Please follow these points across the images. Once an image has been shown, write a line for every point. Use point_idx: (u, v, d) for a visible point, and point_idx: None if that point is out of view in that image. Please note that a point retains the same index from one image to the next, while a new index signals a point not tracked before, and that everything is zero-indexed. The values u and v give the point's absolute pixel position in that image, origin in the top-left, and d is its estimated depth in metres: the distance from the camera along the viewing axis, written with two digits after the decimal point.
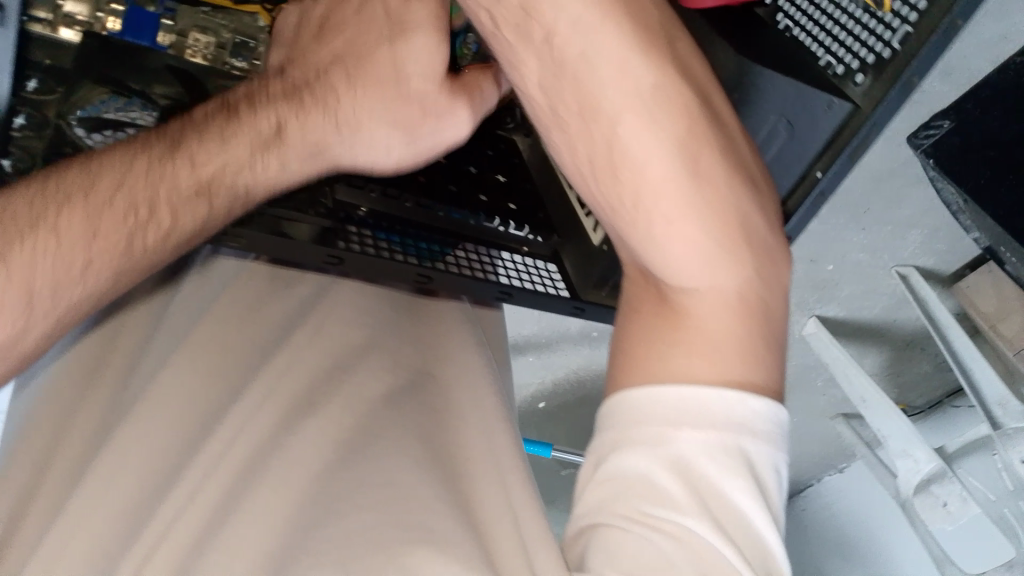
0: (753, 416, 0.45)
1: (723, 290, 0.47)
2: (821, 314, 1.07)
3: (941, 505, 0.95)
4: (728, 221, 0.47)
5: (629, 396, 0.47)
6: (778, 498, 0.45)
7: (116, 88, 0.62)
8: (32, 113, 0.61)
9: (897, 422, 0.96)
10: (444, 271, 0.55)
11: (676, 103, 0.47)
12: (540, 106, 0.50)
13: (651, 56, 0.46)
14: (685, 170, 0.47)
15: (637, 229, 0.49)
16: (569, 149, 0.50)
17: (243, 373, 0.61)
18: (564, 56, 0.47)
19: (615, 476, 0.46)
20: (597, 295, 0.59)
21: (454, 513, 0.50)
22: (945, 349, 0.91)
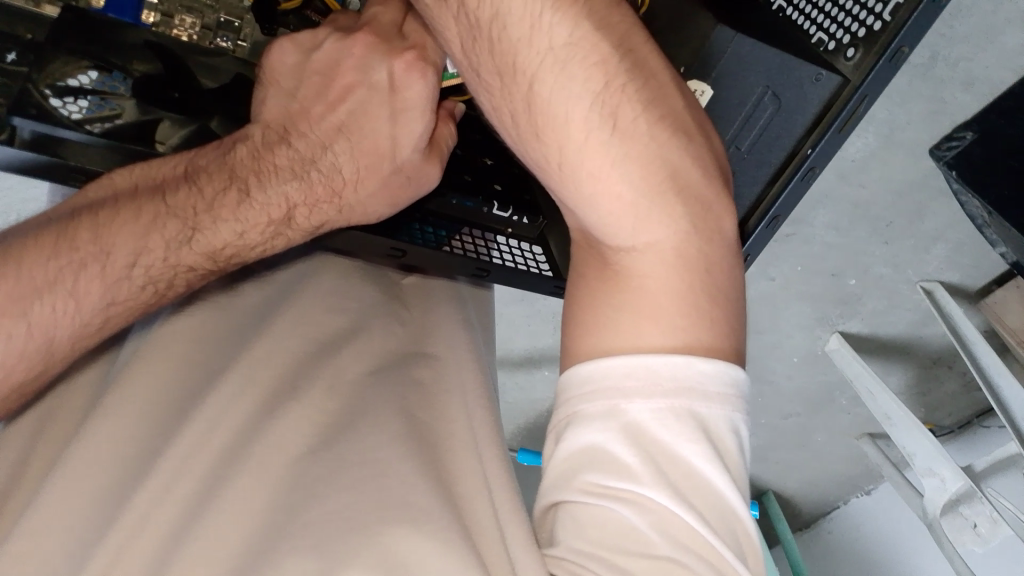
0: (704, 379, 0.44)
1: (657, 246, 0.46)
2: (844, 330, 1.04)
3: (970, 526, 0.91)
4: (655, 173, 0.45)
5: (581, 369, 0.46)
6: (739, 459, 0.44)
7: (94, 61, 0.53)
8: (5, 82, 0.51)
9: (923, 441, 0.94)
10: (420, 245, 0.54)
11: (595, 55, 0.44)
12: (458, 60, 0.47)
13: (566, 11, 0.43)
14: (606, 125, 0.44)
15: (567, 190, 0.46)
16: (491, 105, 0.47)
17: (219, 358, 0.57)
18: (479, 19, 0.44)
19: (573, 452, 0.45)
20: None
21: (437, 494, 0.48)
22: (973, 366, 0.89)
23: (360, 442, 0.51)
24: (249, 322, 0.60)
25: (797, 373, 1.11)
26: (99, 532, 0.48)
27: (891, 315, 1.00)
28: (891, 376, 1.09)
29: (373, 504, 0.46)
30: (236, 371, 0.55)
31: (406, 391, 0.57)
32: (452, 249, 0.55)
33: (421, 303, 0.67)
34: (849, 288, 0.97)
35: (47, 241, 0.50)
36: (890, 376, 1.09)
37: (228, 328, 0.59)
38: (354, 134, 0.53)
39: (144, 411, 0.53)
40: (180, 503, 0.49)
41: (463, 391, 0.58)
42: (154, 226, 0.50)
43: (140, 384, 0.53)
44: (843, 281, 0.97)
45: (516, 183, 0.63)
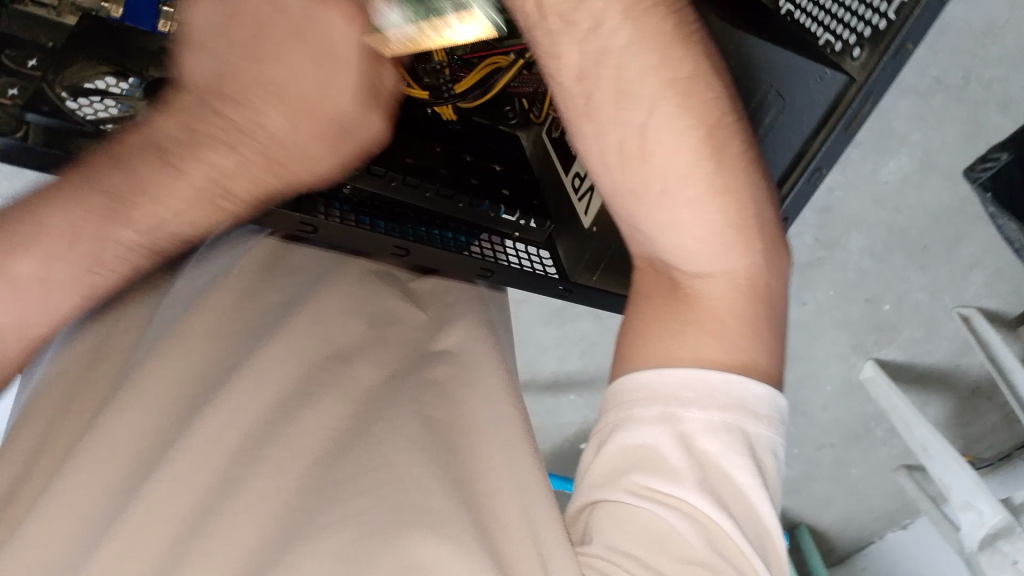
0: (755, 399, 0.45)
1: (730, 273, 0.47)
2: (879, 357, 1.00)
3: (1011, 563, 0.84)
4: (744, 209, 0.47)
5: (637, 376, 0.46)
6: (777, 481, 0.45)
7: (109, 64, 0.54)
8: (26, 86, 0.53)
9: (963, 475, 0.89)
10: (420, 244, 0.55)
11: (705, 92, 0.44)
12: (565, 88, 0.43)
13: (689, 53, 0.43)
14: (710, 159, 0.45)
15: (652, 219, 0.47)
16: (593, 135, 0.45)
17: (237, 357, 0.56)
18: (608, 45, 0.41)
19: (620, 453, 0.45)
20: (590, 280, 0.63)
21: (453, 496, 0.47)
22: (1010, 395, 0.84)
23: (376, 447, 0.50)
24: (268, 318, 0.59)
25: (836, 403, 1.07)
26: (102, 527, 0.45)
27: (929, 341, 0.98)
28: (928, 405, 1.05)
29: (391, 511, 0.45)
30: (251, 364, 0.53)
31: (421, 390, 0.57)
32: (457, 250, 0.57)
33: (438, 307, 0.66)
34: (884, 314, 0.95)
35: (14, 211, 0.47)
36: (927, 405, 1.04)
37: (249, 322, 0.59)
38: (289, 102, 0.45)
39: (160, 402, 0.52)
40: (191, 496, 0.47)
41: (488, 381, 0.57)
42: (82, 207, 0.45)
43: (149, 381, 0.52)
44: (879, 307, 0.94)
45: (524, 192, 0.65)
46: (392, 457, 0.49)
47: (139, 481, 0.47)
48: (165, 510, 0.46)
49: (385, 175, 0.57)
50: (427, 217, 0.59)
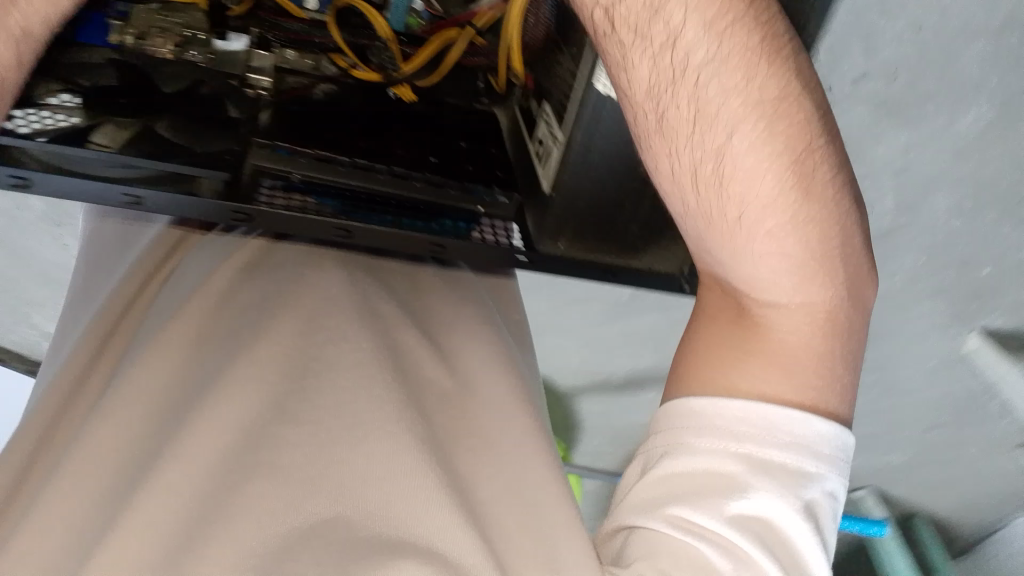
0: (817, 438, 0.42)
1: (809, 305, 0.44)
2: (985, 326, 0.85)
3: None
4: (828, 238, 0.43)
5: (691, 401, 0.44)
6: (830, 528, 0.42)
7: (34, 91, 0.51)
8: None
9: None
10: (364, 227, 0.51)
11: (797, 117, 0.41)
12: (635, 103, 0.40)
13: (778, 70, 0.40)
14: (796, 187, 0.42)
15: (728, 245, 0.43)
16: (664, 153, 0.41)
17: (224, 350, 0.53)
18: (688, 62, 0.38)
19: (668, 475, 0.43)
20: (557, 247, 0.60)
21: (471, 526, 0.46)
22: None
23: (371, 444, 0.48)
24: (244, 314, 0.55)
25: (931, 378, 0.94)
26: (83, 547, 0.42)
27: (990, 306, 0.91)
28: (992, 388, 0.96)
29: (405, 529, 0.44)
30: (234, 367, 0.51)
31: (423, 392, 0.54)
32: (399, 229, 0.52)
33: (436, 310, 0.64)
34: None
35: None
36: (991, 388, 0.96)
37: (229, 317, 0.55)
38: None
39: (140, 409, 0.49)
40: (186, 500, 0.44)
41: (512, 408, 0.56)
42: None
43: (137, 387, 0.50)
44: None
45: (483, 167, 0.62)
46: (395, 468, 0.47)
47: (127, 491, 0.44)
48: (151, 522, 0.42)
49: (334, 162, 0.55)
50: (386, 203, 0.55)
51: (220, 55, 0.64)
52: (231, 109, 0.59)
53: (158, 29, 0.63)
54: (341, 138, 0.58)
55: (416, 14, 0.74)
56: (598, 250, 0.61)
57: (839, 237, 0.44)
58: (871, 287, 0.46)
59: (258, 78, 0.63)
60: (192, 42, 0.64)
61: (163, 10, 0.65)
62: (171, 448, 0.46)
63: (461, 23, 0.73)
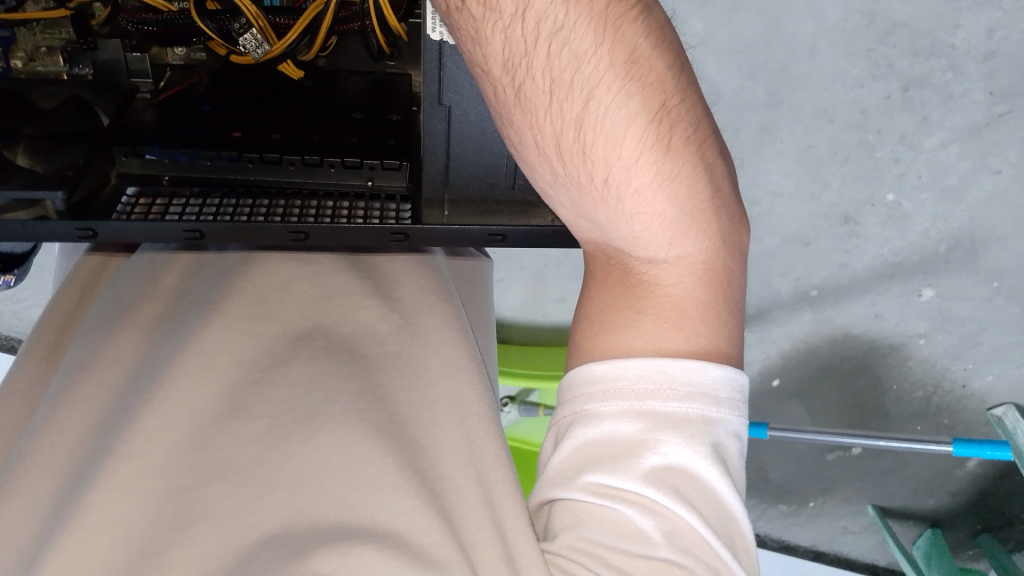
0: (716, 384, 0.41)
1: (688, 258, 0.42)
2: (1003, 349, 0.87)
3: None
4: (699, 192, 0.41)
5: (591, 366, 0.42)
6: (740, 462, 0.42)
7: None
8: None
9: None
10: (216, 223, 0.43)
11: (653, 75, 0.38)
12: (494, 77, 0.38)
13: (630, 29, 0.38)
14: (658, 145, 0.39)
15: (601, 209, 0.41)
16: (527, 126, 0.39)
17: (162, 352, 0.55)
18: (537, 31, 0.36)
19: (581, 445, 0.42)
20: (440, 217, 0.46)
21: (427, 504, 0.49)
22: None
23: (318, 444, 0.51)
24: (182, 316, 0.58)
25: None
26: (37, 545, 0.47)
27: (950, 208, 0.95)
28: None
29: (361, 514, 0.49)
30: (175, 377, 0.53)
31: (379, 370, 0.56)
32: (254, 218, 0.44)
33: (375, 276, 0.62)
34: (888, 198, 0.95)
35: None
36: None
37: (168, 318, 0.58)
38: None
39: (87, 419, 0.53)
40: (134, 509, 0.48)
41: (454, 377, 0.56)
42: None
43: (84, 395, 0.53)
44: (881, 194, 0.95)
45: (375, 113, 0.54)
46: (347, 450, 0.51)
47: (75, 491, 0.48)
48: (106, 527, 0.47)
49: (198, 158, 0.48)
50: (247, 191, 0.47)
51: (102, 68, 0.55)
52: (99, 114, 0.51)
53: (46, 48, 0.54)
54: (206, 130, 0.51)
55: None
56: (487, 213, 0.46)
57: (717, 188, 0.42)
58: (747, 228, 0.45)
59: (140, 80, 0.56)
60: (77, 56, 0.54)
61: (39, 24, 0.54)
62: (115, 450, 0.49)
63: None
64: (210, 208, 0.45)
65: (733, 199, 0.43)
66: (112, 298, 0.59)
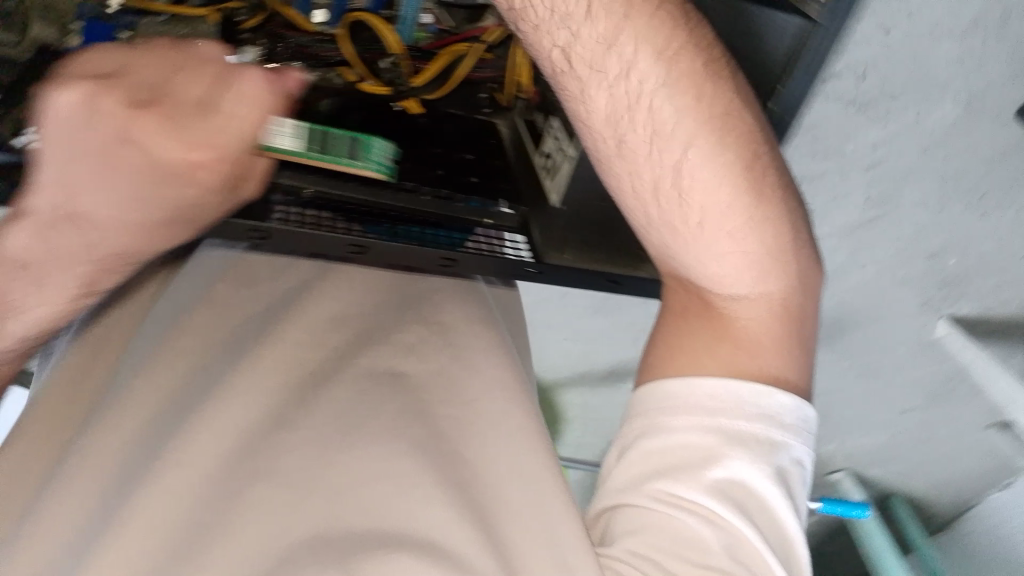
0: (780, 409, 0.51)
1: (769, 294, 0.54)
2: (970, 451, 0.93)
3: None
4: (782, 237, 0.54)
5: (666, 387, 0.53)
6: (801, 486, 0.52)
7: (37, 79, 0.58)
8: None
9: None
10: (376, 243, 0.59)
11: (740, 129, 0.51)
12: (597, 130, 0.51)
13: (722, 88, 0.51)
14: (748, 191, 0.52)
15: (690, 247, 0.54)
16: (625, 171, 0.52)
17: (224, 363, 0.59)
18: (640, 90, 0.49)
19: (657, 454, 0.51)
20: (562, 257, 0.67)
21: (465, 515, 0.51)
22: None
23: (362, 457, 0.53)
24: (247, 326, 0.63)
25: None
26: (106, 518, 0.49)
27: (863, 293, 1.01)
28: (1014, 357, 0.79)
29: (396, 523, 0.50)
30: (233, 379, 0.58)
31: (426, 384, 0.60)
32: (401, 244, 0.59)
33: (423, 302, 0.69)
34: None
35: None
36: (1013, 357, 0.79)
37: (230, 329, 0.63)
38: (212, 137, 0.51)
39: (143, 413, 0.55)
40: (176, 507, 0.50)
41: (497, 396, 0.60)
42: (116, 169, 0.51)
43: (144, 393, 0.56)
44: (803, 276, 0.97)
45: (482, 158, 0.76)
46: (395, 467, 0.53)
47: (135, 480, 0.51)
48: (155, 511, 0.49)
49: (344, 178, 0.64)
50: (402, 219, 0.64)
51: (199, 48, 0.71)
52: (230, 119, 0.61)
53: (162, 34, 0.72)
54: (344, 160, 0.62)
55: (425, 28, 0.82)
56: (590, 253, 0.69)
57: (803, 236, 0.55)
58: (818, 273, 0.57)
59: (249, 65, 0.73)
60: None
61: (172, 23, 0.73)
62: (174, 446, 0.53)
63: (466, 40, 0.80)
64: (354, 228, 0.60)
65: (811, 253, 0.57)
66: (184, 290, 0.64)
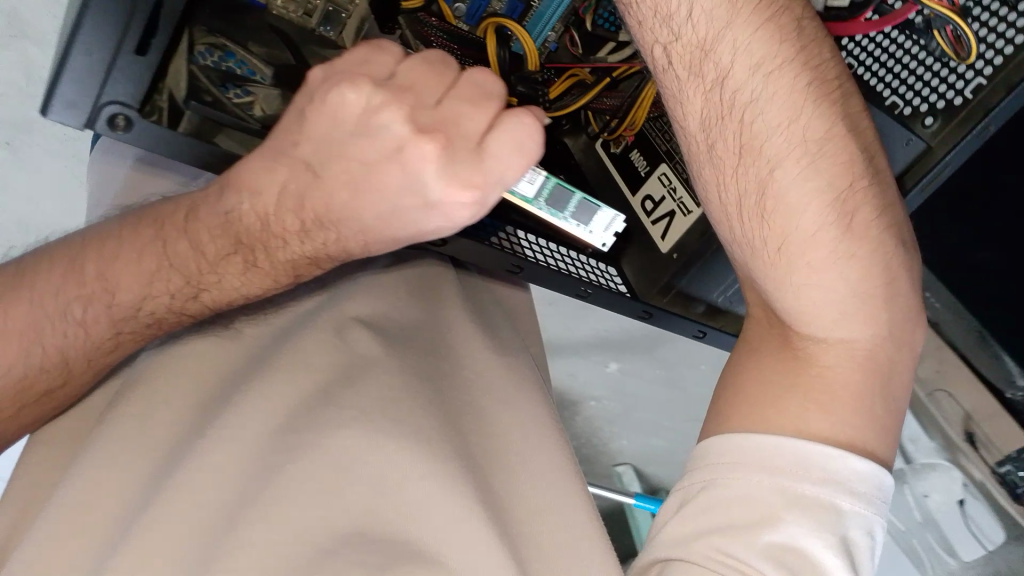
0: (854, 475, 0.45)
1: (852, 344, 0.48)
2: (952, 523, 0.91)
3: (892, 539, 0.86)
4: (872, 278, 0.47)
5: (729, 438, 0.47)
6: (870, 562, 0.45)
7: (212, 39, 0.56)
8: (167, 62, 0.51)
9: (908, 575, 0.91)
10: (533, 264, 0.58)
11: (841, 157, 0.46)
12: (690, 133, 0.47)
13: (823, 110, 0.45)
14: (837, 223, 0.46)
15: (773, 274, 0.47)
16: (714, 181, 0.47)
17: (274, 348, 0.57)
18: (735, 98, 0.45)
19: (710, 509, 0.46)
20: (662, 302, 0.65)
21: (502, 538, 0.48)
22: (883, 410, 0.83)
23: (406, 459, 0.50)
24: (302, 320, 0.60)
25: None
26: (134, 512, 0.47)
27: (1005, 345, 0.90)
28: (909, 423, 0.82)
29: (425, 534, 0.48)
30: (289, 357, 0.55)
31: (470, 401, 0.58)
32: (548, 265, 0.59)
33: (464, 322, 0.65)
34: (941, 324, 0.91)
35: (60, 266, 0.52)
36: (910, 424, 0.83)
37: (283, 323, 0.60)
38: (476, 177, 0.44)
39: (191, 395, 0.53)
40: (214, 497, 0.48)
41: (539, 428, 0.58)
42: (284, 228, 0.50)
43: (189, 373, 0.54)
44: None
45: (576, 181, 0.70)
46: (422, 463, 0.50)
47: (175, 467, 0.49)
48: (192, 503, 0.47)
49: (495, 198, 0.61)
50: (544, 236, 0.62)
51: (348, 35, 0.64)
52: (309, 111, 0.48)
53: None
54: None
55: (547, 44, 0.69)
56: (682, 306, 0.66)
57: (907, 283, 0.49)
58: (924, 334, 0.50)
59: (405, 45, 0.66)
60: (333, 18, 0.63)
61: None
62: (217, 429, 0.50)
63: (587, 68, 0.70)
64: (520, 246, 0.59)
65: (914, 305, 0.50)
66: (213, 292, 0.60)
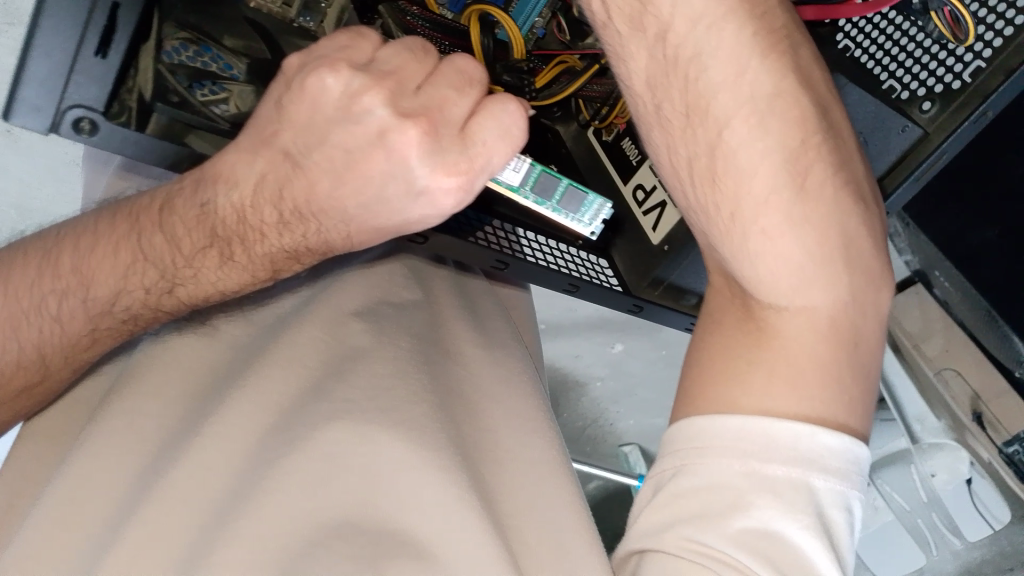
0: (825, 452, 0.43)
1: (813, 311, 0.45)
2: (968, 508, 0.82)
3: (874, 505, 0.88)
4: (831, 239, 0.45)
5: (693, 422, 0.45)
6: (848, 538, 0.44)
7: (185, 35, 0.56)
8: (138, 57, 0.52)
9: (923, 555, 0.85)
10: (520, 260, 0.58)
11: (793, 112, 0.43)
12: (636, 93, 0.45)
13: (770, 62, 0.43)
14: (791, 185, 0.44)
15: (730, 242, 0.45)
16: (664, 145, 0.46)
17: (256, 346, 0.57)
18: (678, 54, 0.42)
19: (682, 498, 0.44)
20: (651, 293, 0.65)
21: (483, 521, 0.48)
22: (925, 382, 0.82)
23: (377, 448, 0.49)
24: (279, 319, 0.60)
25: None
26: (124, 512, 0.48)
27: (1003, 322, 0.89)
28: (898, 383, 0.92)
29: (398, 524, 0.48)
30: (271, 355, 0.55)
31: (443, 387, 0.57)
32: (534, 260, 0.59)
33: (441, 313, 0.65)
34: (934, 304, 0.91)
35: (38, 260, 0.53)
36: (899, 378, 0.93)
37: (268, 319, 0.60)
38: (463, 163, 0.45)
39: (171, 388, 0.53)
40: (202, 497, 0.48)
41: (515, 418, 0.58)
42: (253, 225, 0.49)
43: (169, 365, 0.54)
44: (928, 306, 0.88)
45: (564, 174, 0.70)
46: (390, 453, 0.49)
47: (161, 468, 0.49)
48: (176, 502, 0.47)
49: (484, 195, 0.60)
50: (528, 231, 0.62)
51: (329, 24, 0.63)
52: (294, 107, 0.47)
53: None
54: None
55: (534, 29, 0.69)
56: (664, 299, 0.66)
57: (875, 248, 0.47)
58: (888, 296, 0.48)
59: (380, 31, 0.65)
60: (312, 8, 0.63)
61: None
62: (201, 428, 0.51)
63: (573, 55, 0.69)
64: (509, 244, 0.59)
65: (882, 270, 0.48)
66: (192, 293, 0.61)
